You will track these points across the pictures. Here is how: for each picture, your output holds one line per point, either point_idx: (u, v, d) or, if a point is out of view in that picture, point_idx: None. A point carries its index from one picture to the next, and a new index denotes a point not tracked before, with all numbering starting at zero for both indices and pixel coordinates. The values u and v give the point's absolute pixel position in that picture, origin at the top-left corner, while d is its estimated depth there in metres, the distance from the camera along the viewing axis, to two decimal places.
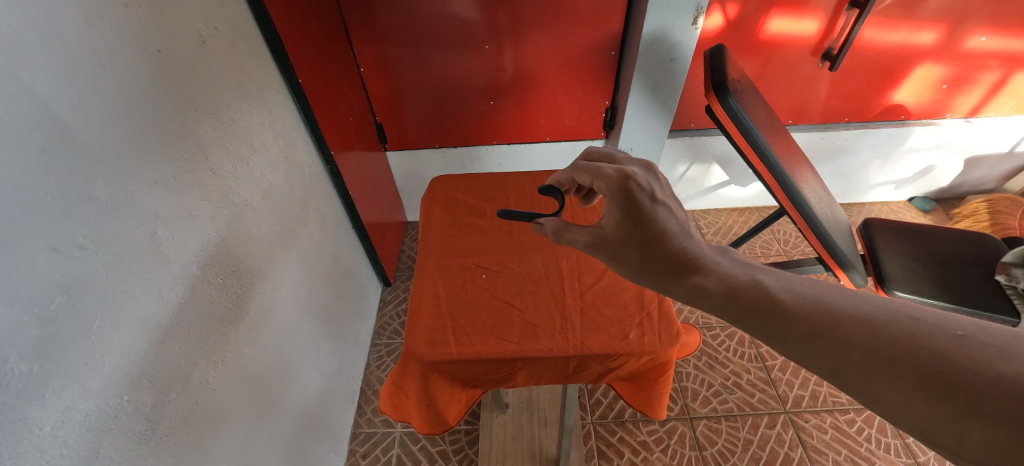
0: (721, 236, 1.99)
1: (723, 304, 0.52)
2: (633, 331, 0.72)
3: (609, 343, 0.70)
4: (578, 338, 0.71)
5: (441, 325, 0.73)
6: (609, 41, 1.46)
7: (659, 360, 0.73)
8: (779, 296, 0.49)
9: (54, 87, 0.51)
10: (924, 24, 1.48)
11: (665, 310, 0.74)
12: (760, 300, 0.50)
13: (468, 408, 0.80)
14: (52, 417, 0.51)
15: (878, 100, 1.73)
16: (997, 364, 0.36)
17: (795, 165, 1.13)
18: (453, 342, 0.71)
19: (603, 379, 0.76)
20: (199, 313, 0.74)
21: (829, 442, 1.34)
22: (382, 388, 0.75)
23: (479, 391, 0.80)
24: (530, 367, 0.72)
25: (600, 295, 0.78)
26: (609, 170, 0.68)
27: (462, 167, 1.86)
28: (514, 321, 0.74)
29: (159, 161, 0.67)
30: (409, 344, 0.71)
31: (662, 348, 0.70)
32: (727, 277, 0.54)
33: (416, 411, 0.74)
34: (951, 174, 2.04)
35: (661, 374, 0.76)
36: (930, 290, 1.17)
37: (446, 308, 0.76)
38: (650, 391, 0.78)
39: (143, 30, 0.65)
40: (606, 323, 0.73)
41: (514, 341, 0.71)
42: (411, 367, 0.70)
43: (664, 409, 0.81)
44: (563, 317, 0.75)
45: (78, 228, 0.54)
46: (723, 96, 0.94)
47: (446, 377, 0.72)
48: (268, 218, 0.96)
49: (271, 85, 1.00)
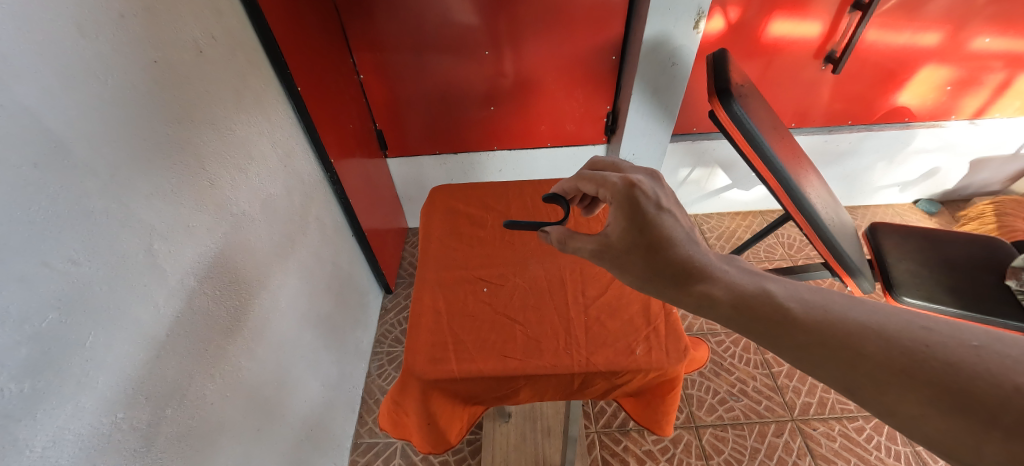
0: (724, 241, 1.97)
1: (729, 314, 0.50)
2: (639, 347, 0.70)
3: (615, 359, 0.69)
4: (583, 353, 0.70)
5: (442, 341, 0.72)
6: (610, 45, 1.45)
7: (665, 377, 0.71)
8: (787, 305, 0.47)
9: (46, 101, 0.50)
10: (928, 24, 1.47)
11: (671, 325, 0.73)
12: (768, 311, 0.48)
13: (472, 425, 0.78)
14: (43, 437, 0.49)
15: (880, 102, 1.72)
16: (1015, 375, 0.34)
17: (800, 169, 1.11)
18: (454, 359, 0.70)
19: (609, 395, 0.75)
20: (197, 326, 0.73)
21: (838, 450, 1.32)
22: (382, 405, 0.74)
23: (482, 408, 0.78)
24: (534, 383, 0.70)
25: (606, 308, 0.77)
26: (618, 179, 0.66)
27: (462, 173, 1.85)
28: (518, 336, 0.73)
29: (156, 173, 0.66)
30: (409, 361, 0.70)
31: (669, 364, 0.68)
32: (733, 287, 0.52)
33: (417, 430, 0.73)
34: (956, 176, 2.02)
35: (668, 391, 0.74)
36: (940, 296, 1.15)
37: (446, 323, 0.75)
38: (657, 408, 0.77)
39: (138, 40, 0.64)
40: (611, 337, 0.72)
41: (518, 357, 0.70)
42: (411, 385, 0.69)
43: (671, 426, 0.79)
44: (568, 332, 0.73)
45: (72, 243, 0.53)
46: (726, 100, 0.92)
47: (447, 394, 0.71)
48: (266, 227, 0.95)
49: (269, 93, 0.99)
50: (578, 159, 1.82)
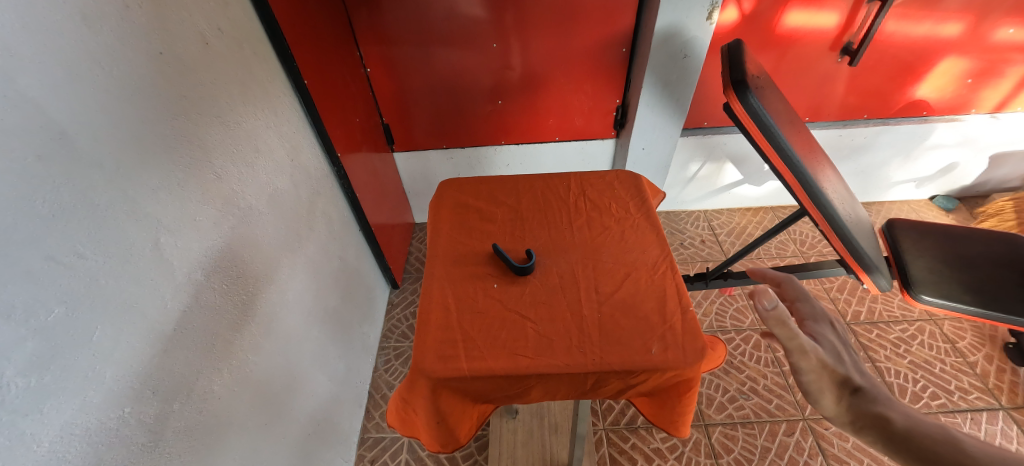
0: (735, 237, 1.94)
1: (904, 441, 0.47)
2: (656, 346, 0.69)
3: (631, 359, 0.67)
4: (597, 353, 0.68)
5: (450, 339, 0.71)
6: (621, 37, 1.43)
7: (682, 377, 0.69)
8: (964, 440, 0.44)
9: (50, 93, 0.50)
10: (949, 15, 1.43)
11: (689, 325, 0.71)
12: (955, 447, 0.44)
13: (480, 426, 0.77)
14: (50, 431, 0.49)
15: (898, 96, 1.67)
16: None
17: (817, 163, 1.08)
18: (463, 357, 0.68)
19: (624, 395, 0.73)
20: (203, 320, 0.72)
21: (850, 450, 1.29)
22: (390, 403, 0.73)
23: (492, 407, 0.76)
24: (546, 383, 0.69)
25: (620, 306, 0.75)
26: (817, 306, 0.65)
27: (469, 168, 1.84)
28: (528, 334, 0.71)
29: (161, 166, 0.65)
30: (418, 358, 0.69)
31: (686, 364, 0.67)
32: (916, 419, 0.48)
33: (425, 428, 0.72)
34: (975, 171, 1.97)
35: (684, 392, 0.73)
36: (960, 294, 1.12)
37: (455, 321, 0.74)
38: (673, 409, 0.75)
39: (143, 31, 0.63)
40: (626, 336, 0.70)
41: (528, 356, 0.68)
42: (420, 383, 0.68)
43: (688, 427, 0.77)
44: (581, 330, 0.72)
45: (76, 236, 0.52)
46: (742, 93, 0.90)
47: (457, 393, 0.70)
48: (273, 221, 0.95)
49: (276, 86, 0.98)
50: (586, 154, 1.80)
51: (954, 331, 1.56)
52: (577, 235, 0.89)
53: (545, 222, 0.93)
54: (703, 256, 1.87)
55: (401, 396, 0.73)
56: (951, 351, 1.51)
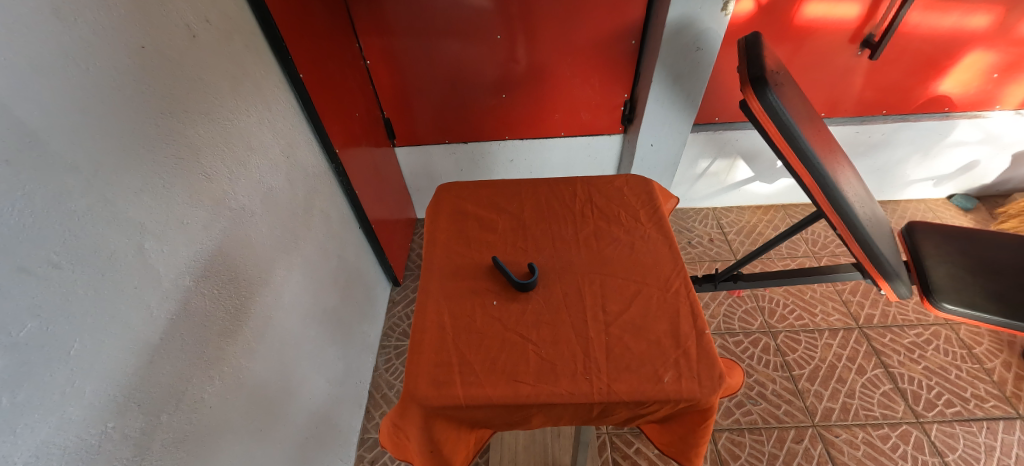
0: (744, 236, 1.89)
1: None
2: (668, 374, 0.65)
3: (641, 387, 0.64)
4: (603, 380, 0.65)
5: (446, 362, 0.68)
6: (631, 28, 1.37)
7: (696, 407, 0.66)
8: None
9: (23, 93, 0.46)
10: (978, 6, 1.36)
11: (703, 350, 0.68)
12: None
13: (478, 452, 0.73)
14: (25, 452, 0.46)
15: (920, 91, 1.61)
16: None
17: (836, 164, 1.03)
18: (460, 383, 0.65)
19: (631, 422, 0.70)
20: (193, 329, 0.70)
21: (861, 459, 1.25)
22: (382, 426, 0.70)
23: (490, 432, 0.73)
24: (548, 411, 0.65)
25: (628, 327, 0.72)
26: None
27: (473, 164, 1.79)
28: (530, 357, 0.68)
29: (145, 168, 0.62)
30: (410, 383, 0.66)
31: (701, 394, 0.63)
32: None
33: (417, 456, 0.68)
34: (996, 169, 1.89)
35: (699, 424, 0.69)
36: (983, 302, 1.07)
37: (451, 342, 0.70)
38: (685, 439, 0.72)
39: (124, 25, 0.59)
40: (635, 362, 0.67)
41: (530, 383, 0.65)
42: (412, 410, 0.65)
43: (700, 457, 0.74)
44: (586, 354, 0.68)
45: (50, 244, 0.49)
46: (761, 90, 0.84)
47: (452, 420, 0.66)
48: (268, 223, 0.92)
49: (270, 80, 0.94)
50: (593, 150, 1.75)
51: (971, 337, 1.52)
52: (583, 247, 0.86)
53: (549, 233, 0.89)
54: (711, 255, 1.82)
55: (392, 421, 0.70)
56: (967, 357, 1.47)
